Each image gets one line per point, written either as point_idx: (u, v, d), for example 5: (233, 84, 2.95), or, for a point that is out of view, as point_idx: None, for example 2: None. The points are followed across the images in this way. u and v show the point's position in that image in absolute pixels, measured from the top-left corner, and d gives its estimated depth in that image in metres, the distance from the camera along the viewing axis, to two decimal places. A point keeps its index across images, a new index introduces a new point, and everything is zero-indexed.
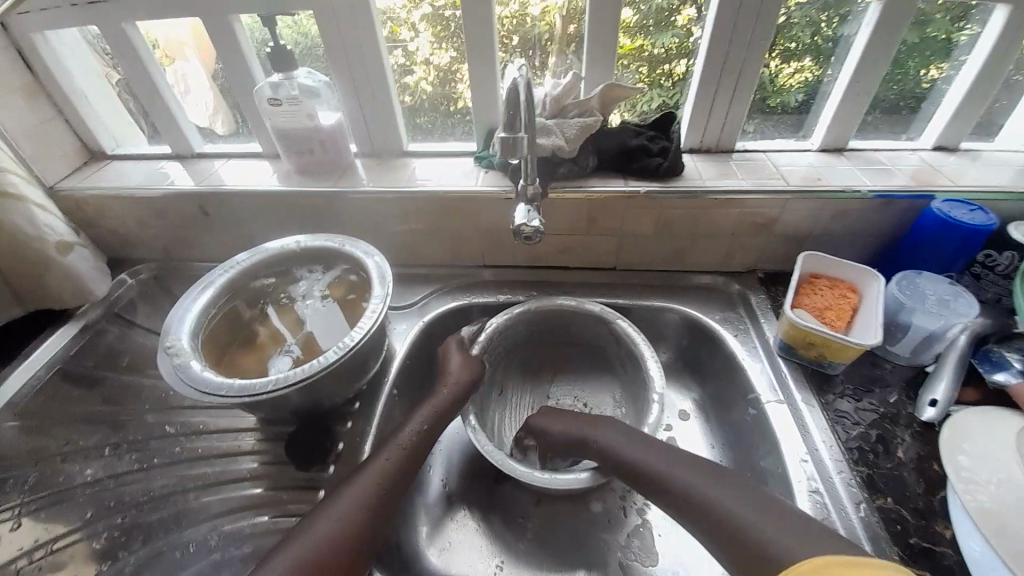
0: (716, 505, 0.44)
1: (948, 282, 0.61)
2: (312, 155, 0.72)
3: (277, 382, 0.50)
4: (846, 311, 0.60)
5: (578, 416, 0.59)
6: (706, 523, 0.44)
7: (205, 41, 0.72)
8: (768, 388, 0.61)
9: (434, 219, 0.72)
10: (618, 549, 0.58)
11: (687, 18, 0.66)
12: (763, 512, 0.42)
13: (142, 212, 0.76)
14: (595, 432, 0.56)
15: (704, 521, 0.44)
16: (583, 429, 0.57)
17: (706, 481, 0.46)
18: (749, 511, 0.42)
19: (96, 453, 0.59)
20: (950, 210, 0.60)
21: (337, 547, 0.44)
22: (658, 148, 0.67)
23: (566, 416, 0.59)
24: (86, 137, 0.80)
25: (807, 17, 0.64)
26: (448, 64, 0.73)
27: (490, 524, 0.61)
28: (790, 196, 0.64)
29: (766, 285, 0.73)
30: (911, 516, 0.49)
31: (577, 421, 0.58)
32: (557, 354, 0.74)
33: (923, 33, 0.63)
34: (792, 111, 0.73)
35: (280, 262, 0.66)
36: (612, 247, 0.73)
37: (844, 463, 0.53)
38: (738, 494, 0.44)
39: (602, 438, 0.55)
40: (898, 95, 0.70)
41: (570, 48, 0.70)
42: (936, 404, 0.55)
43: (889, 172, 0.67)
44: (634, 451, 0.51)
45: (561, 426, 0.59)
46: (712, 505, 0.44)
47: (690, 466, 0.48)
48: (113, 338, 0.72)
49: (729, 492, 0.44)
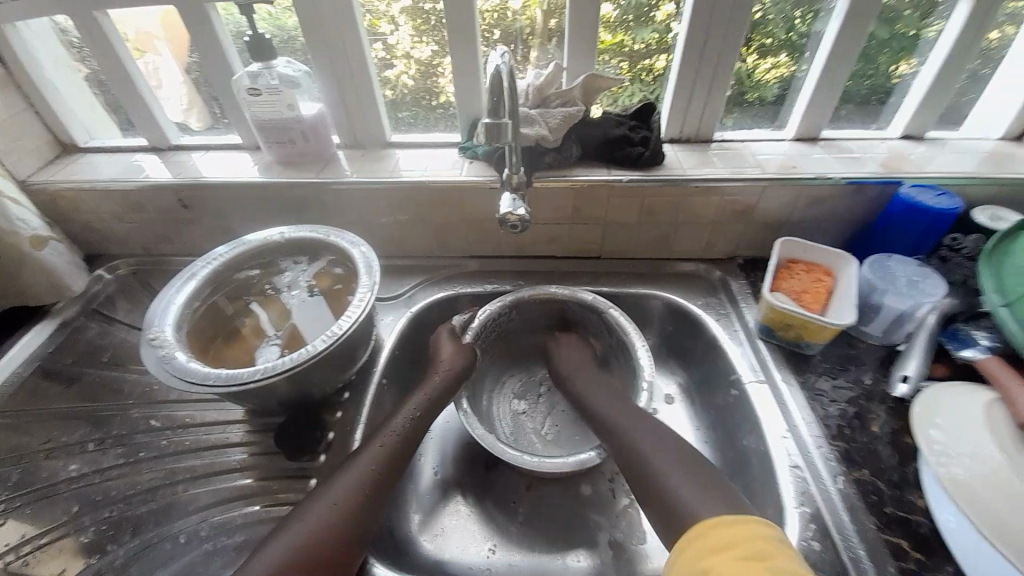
0: (660, 470, 0.47)
1: (916, 264, 0.63)
2: (294, 147, 0.72)
3: (266, 371, 0.50)
4: (821, 293, 0.62)
5: (590, 371, 0.65)
6: (643, 485, 0.48)
7: (176, 32, 0.70)
8: (749, 370, 0.64)
9: (420, 210, 0.72)
10: (607, 528, 0.60)
11: (666, 14, 0.67)
12: (700, 483, 0.45)
13: (119, 206, 0.74)
14: (586, 390, 0.61)
15: (644, 487, 0.48)
16: (576, 375, 0.64)
17: (663, 449, 0.49)
18: (687, 484, 0.45)
19: (78, 449, 0.59)
20: (917, 195, 0.63)
21: (336, 527, 0.45)
22: (639, 137, 0.68)
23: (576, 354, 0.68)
24: (59, 130, 0.78)
25: (781, 13, 0.66)
26: (429, 58, 0.72)
27: (483, 508, 0.62)
28: (768, 183, 0.66)
29: (745, 271, 0.75)
30: (886, 487, 0.51)
31: (581, 363, 0.66)
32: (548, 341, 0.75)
33: (892, 29, 0.66)
34: (769, 104, 0.75)
35: (264, 254, 0.65)
36: (597, 235, 0.74)
37: (822, 438, 0.55)
38: (686, 468, 0.47)
39: (591, 394, 0.60)
40: (870, 88, 0.72)
41: (552, 41, 0.71)
42: (908, 380, 0.58)
43: (860, 160, 0.69)
44: (613, 412, 0.56)
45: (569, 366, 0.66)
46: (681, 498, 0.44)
47: (697, 472, 0.46)
48: (93, 334, 0.71)
49: (698, 484, 0.45)
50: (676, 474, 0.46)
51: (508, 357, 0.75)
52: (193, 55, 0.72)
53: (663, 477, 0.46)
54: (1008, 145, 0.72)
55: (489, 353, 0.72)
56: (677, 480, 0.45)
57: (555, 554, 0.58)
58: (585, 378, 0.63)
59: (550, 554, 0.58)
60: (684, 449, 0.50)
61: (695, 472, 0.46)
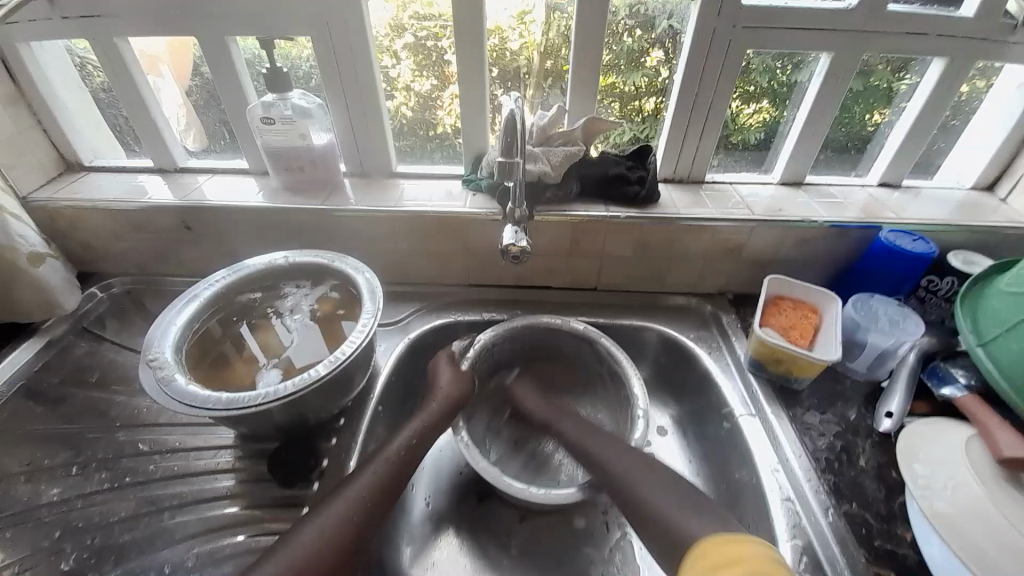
0: (646, 493, 0.50)
1: (897, 304, 0.66)
2: (302, 173, 0.74)
3: (263, 396, 0.49)
4: (808, 329, 0.64)
5: (554, 406, 0.67)
6: (632, 510, 0.50)
7: (182, 59, 0.72)
8: (741, 403, 0.65)
9: (422, 237, 0.74)
10: (601, 563, 0.59)
11: (655, 60, 0.72)
12: (677, 497, 0.49)
13: (121, 225, 0.75)
14: (564, 425, 0.63)
15: (635, 513, 0.50)
16: (548, 415, 0.65)
17: (646, 476, 0.52)
18: (678, 506, 0.48)
19: (60, 473, 0.56)
20: (895, 239, 0.67)
21: (326, 553, 0.44)
22: (636, 177, 0.71)
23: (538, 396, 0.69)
24: (63, 146, 0.78)
25: (764, 63, 0.70)
26: (429, 91, 0.76)
27: (474, 542, 0.61)
28: (756, 223, 0.69)
29: (736, 305, 0.78)
30: (874, 520, 0.52)
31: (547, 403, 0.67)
32: (535, 372, 0.76)
33: (866, 82, 0.71)
34: (753, 148, 0.79)
35: (266, 277, 0.66)
36: (594, 267, 0.76)
37: (812, 471, 0.57)
38: (682, 500, 0.49)
39: (570, 430, 0.61)
40: (846, 135, 0.77)
41: (547, 81, 0.75)
42: (891, 416, 0.60)
43: (842, 205, 0.73)
44: (598, 446, 0.57)
45: (536, 406, 0.67)
46: (652, 506, 0.49)
47: (654, 475, 0.52)
48: (82, 353, 0.69)
49: (662, 489, 0.50)
50: (672, 504, 0.48)
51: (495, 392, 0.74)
52: (196, 78, 0.74)
53: (652, 502, 0.49)
54: (978, 194, 0.77)
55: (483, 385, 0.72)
56: (660, 498, 0.49)
57: None
58: (545, 407, 0.67)
59: None
60: (663, 472, 0.53)
61: (687, 503, 0.48)
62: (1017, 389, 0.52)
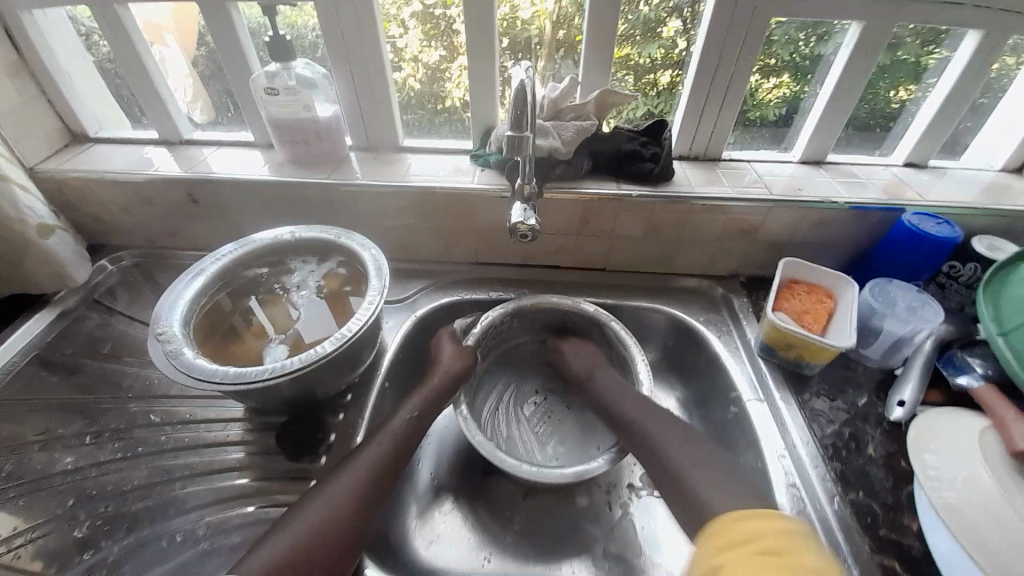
0: (670, 455, 0.51)
1: (917, 291, 0.65)
2: (307, 146, 0.72)
3: (272, 371, 0.50)
4: (823, 315, 0.63)
5: (599, 363, 0.66)
6: (654, 466, 0.52)
7: (187, 25, 0.70)
8: (749, 388, 0.64)
9: (429, 214, 0.73)
10: (602, 541, 0.60)
11: (672, 30, 0.69)
12: (708, 467, 0.49)
13: (127, 198, 0.74)
14: (599, 378, 0.63)
15: (661, 474, 0.51)
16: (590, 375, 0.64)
17: (678, 441, 0.52)
18: (705, 475, 0.48)
19: (75, 442, 0.58)
20: (919, 223, 0.64)
21: (327, 532, 0.44)
22: (650, 153, 0.69)
23: (589, 357, 0.67)
24: (69, 117, 0.77)
25: (787, 35, 0.67)
26: (437, 62, 0.74)
27: (477, 517, 0.62)
28: (772, 205, 0.67)
29: (748, 288, 0.76)
30: (880, 509, 0.52)
31: (592, 366, 0.65)
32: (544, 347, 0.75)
33: (894, 55, 0.67)
34: (771, 125, 0.76)
35: (273, 252, 0.65)
36: (604, 247, 0.75)
37: (819, 458, 0.56)
38: (713, 470, 0.49)
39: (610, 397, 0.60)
40: (869, 112, 0.73)
41: (559, 52, 0.72)
42: (903, 404, 0.59)
43: (863, 186, 0.70)
44: (630, 406, 0.58)
45: (580, 362, 0.66)
46: (683, 472, 0.49)
47: (692, 447, 0.52)
48: (93, 325, 0.70)
49: (695, 458, 0.50)
50: (698, 470, 0.49)
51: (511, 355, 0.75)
52: (202, 48, 0.72)
53: (680, 468, 0.49)
54: (1007, 177, 0.74)
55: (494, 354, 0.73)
56: (691, 468, 0.49)
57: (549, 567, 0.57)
58: (590, 361, 0.66)
59: (544, 565, 0.58)
60: (693, 437, 0.53)
61: (717, 471, 0.48)
62: (1019, 359, 0.52)
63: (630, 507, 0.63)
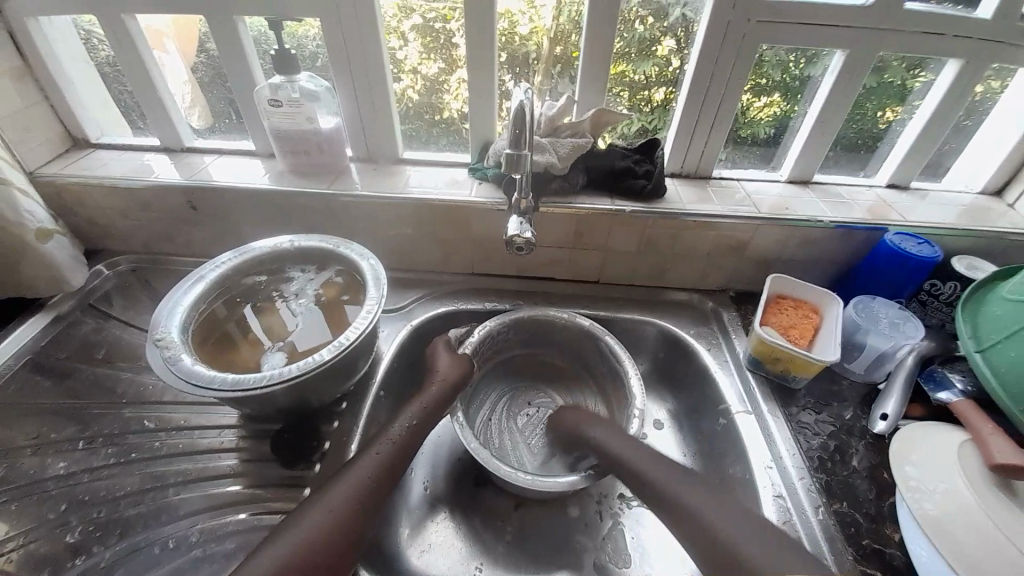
0: (690, 505, 0.47)
1: (898, 308, 0.67)
2: (307, 156, 0.74)
3: (269, 378, 0.50)
4: (809, 330, 0.65)
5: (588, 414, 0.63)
6: (678, 523, 0.47)
7: (188, 33, 0.71)
8: (737, 400, 0.66)
9: (427, 225, 0.74)
10: (593, 551, 0.60)
11: (667, 49, 0.71)
12: (723, 509, 0.46)
13: (126, 204, 0.75)
14: (591, 425, 0.60)
15: (677, 518, 0.47)
16: (582, 426, 0.61)
17: (695, 491, 0.48)
18: (723, 516, 0.45)
19: (68, 447, 0.58)
20: (901, 242, 0.66)
21: (323, 541, 0.44)
22: (642, 170, 0.71)
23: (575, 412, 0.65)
24: (71, 122, 0.78)
25: (777, 56, 0.69)
26: (436, 74, 0.75)
27: (469, 526, 0.62)
28: (760, 222, 0.69)
29: (737, 303, 0.78)
30: (863, 519, 0.53)
31: (581, 417, 0.63)
32: (540, 358, 0.77)
33: (880, 78, 0.69)
34: (761, 143, 0.79)
35: (271, 261, 0.66)
36: (598, 260, 0.77)
37: (805, 469, 0.58)
38: (729, 510, 0.46)
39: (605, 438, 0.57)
40: (858, 133, 0.76)
41: (556, 67, 0.74)
42: (886, 417, 0.60)
43: (848, 206, 0.73)
44: (629, 450, 0.55)
45: (570, 417, 0.64)
46: (699, 514, 0.46)
47: (701, 488, 0.49)
48: (88, 329, 0.70)
49: (708, 499, 0.47)
50: (714, 510, 0.46)
51: (509, 365, 0.77)
52: (201, 54, 0.74)
53: (695, 510, 0.46)
54: (986, 199, 0.76)
55: (491, 363, 0.74)
56: (703, 508, 0.46)
57: None
58: (579, 413, 0.64)
59: (536, 573, 0.58)
60: (705, 483, 0.50)
61: (733, 511, 0.46)
62: (1002, 385, 0.53)
63: (621, 518, 0.63)
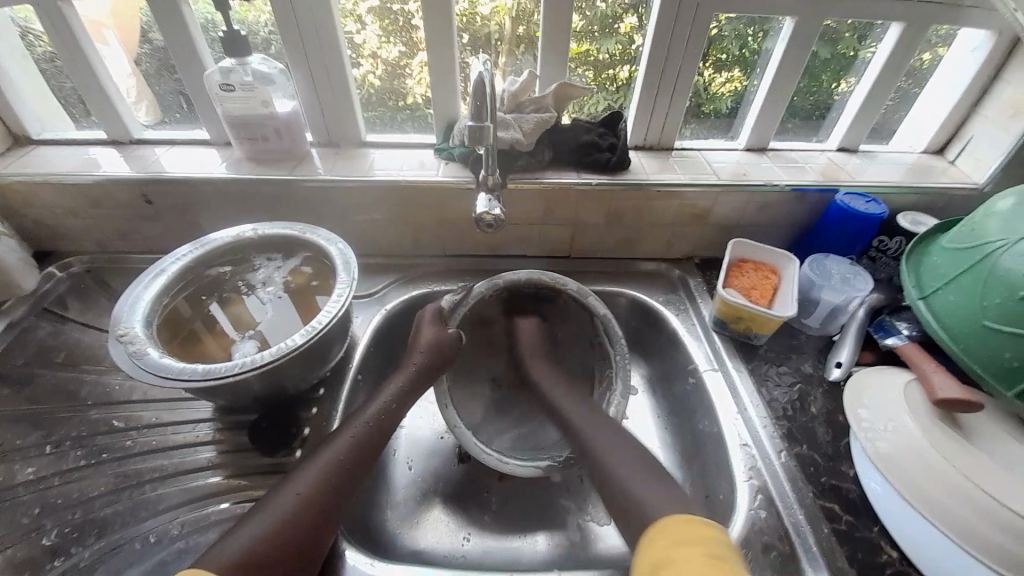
0: (630, 488, 0.49)
1: (849, 263, 0.71)
2: (266, 143, 0.72)
3: (242, 365, 0.50)
4: (768, 289, 0.68)
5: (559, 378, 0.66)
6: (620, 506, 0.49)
7: (127, 22, 0.68)
8: (705, 359, 0.69)
9: (395, 208, 0.74)
10: (575, 512, 0.63)
11: (629, 26, 0.72)
12: (654, 485, 0.49)
13: (75, 201, 0.72)
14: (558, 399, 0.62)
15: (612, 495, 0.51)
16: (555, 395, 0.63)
17: (647, 483, 0.50)
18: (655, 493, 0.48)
19: (35, 452, 0.56)
20: (850, 202, 0.70)
21: (296, 516, 0.45)
22: (607, 144, 0.72)
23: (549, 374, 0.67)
24: (9, 118, 0.74)
25: (735, 30, 0.71)
26: (396, 58, 0.74)
27: (456, 499, 0.64)
28: (720, 190, 0.72)
29: (702, 270, 0.81)
30: (822, 460, 0.57)
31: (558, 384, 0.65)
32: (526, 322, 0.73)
33: (835, 49, 0.73)
34: (723, 116, 0.81)
35: (235, 250, 0.65)
36: (567, 235, 0.78)
37: (768, 418, 0.61)
38: (655, 485, 0.49)
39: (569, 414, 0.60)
40: (813, 105, 0.79)
41: (520, 48, 0.74)
42: (840, 365, 0.65)
43: (802, 169, 0.76)
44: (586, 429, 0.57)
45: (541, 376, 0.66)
46: (629, 489, 0.49)
47: (640, 465, 0.52)
48: (45, 334, 0.67)
49: (640, 475, 0.51)
50: (646, 487, 0.49)
51: (486, 331, 0.73)
52: (144, 44, 0.70)
53: (629, 488, 0.50)
54: (929, 158, 0.81)
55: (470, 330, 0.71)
56: (641, 486, 0.49)
57: (525, 540, 0.60)
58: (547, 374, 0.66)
59: (522, 537, 0.60)
60: (656, 468, 0.52)
61: (663, 485, 0.49)
62: (947, 332, 0.56)
63: None
